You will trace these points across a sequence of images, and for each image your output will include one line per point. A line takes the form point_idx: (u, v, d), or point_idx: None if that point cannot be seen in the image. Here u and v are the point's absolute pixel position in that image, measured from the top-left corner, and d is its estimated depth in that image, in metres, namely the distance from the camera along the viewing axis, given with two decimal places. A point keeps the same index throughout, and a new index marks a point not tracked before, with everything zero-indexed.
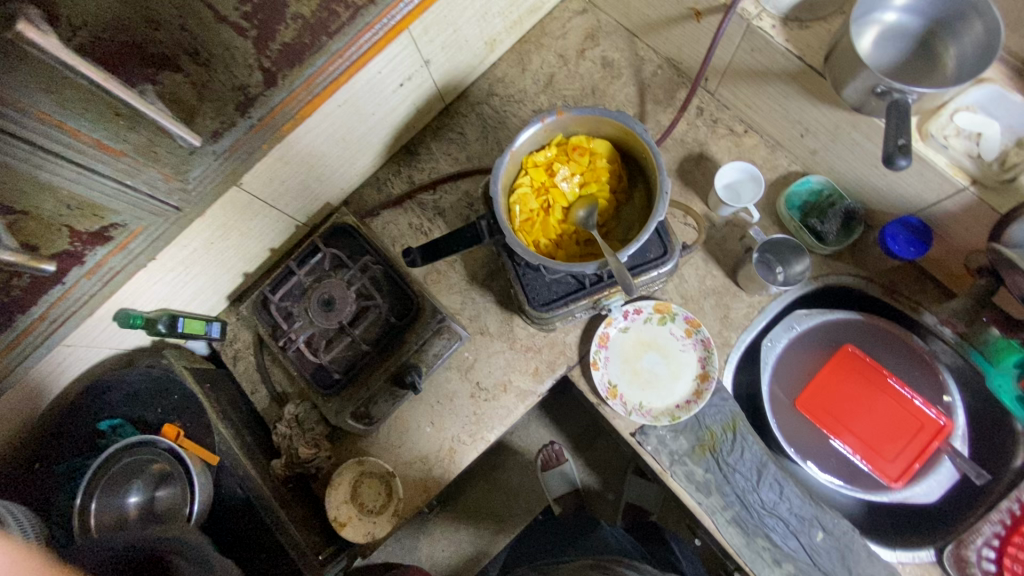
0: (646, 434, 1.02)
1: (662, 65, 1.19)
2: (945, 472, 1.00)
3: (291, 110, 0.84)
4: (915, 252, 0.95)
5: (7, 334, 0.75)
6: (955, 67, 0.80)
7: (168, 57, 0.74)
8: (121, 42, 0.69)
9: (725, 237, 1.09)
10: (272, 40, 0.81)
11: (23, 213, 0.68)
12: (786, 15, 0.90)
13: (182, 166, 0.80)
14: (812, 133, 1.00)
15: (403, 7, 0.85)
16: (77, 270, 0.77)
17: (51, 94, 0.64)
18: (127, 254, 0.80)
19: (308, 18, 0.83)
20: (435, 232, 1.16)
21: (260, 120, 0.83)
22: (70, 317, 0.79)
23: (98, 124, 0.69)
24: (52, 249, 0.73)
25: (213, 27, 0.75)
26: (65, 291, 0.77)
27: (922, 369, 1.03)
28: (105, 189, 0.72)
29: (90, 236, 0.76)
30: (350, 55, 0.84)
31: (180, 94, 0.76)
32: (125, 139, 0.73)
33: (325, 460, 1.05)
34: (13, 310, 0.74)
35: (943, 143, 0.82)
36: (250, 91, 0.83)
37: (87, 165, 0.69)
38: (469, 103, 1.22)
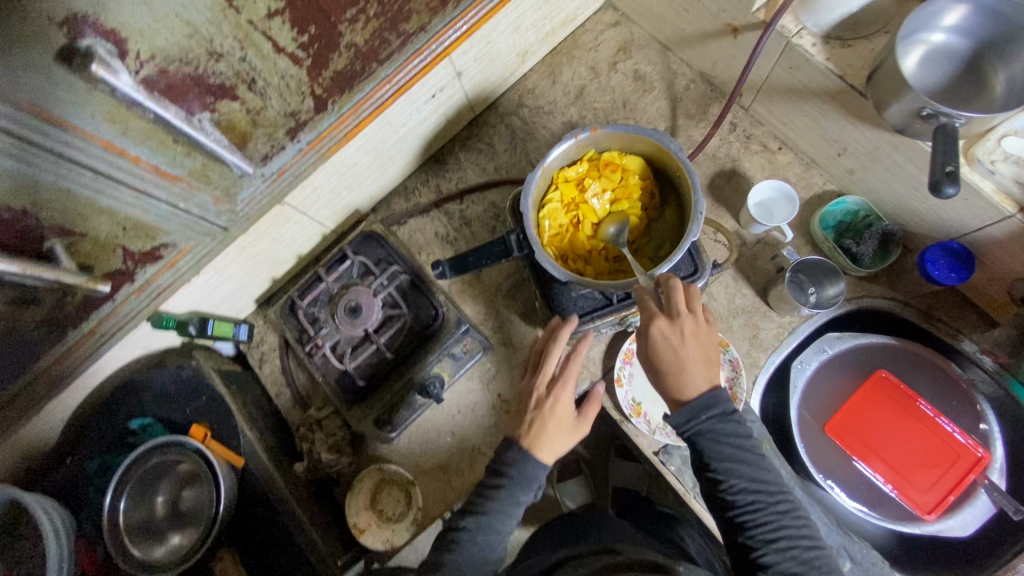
0: (670, 454, 1.00)
1: (695, 79, 1.18)
2: (982, 507, 0.94)
3: (337, 135, 0.80)
4: (956, 278, 0.92)
5: (56, 351, 0.74)
6: (1005, 91, 0.78)
7: (225, 87, 0.71)
8: (183, 74, 0.67)
9: (756, 256, 1.08)
10: (325, 67, 0.78)
11: (79, 235, 0.68)
12: (827, 33, 0.88)
13: (231, 188, 0.77)
14: (850, 153, 0.98)
15: (449, 32, 0.82)
16: (128, 287, 0.75)
17: (114, 123, 0.64)
18: (175, 272, 0.77)
19: (361, 45, 0.80)
20: (462, 242, 1.16)
21: (308, 145, 0.78)
22: (115, 333, 0.77)
23: (158, 150, 0.68)
24: (106, 267, 0.73)
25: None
26: (113, 308, 0.75)
27: (960, 398, 0.99)
28: (159, 211, 0.72)
29: (142, 255, 0.75)
30: (398, 81, 0.81)
31: (235, 120, 0.73)
32: (182, 164, 0.71)
33: (347, 466, 1.07)
34: (65, 324, 0.73)
35: (990, 168, 0.79)
36: (299, 117, 0.79)
37: (145, 190, 0.69)
38: (498, 114, 1.22)
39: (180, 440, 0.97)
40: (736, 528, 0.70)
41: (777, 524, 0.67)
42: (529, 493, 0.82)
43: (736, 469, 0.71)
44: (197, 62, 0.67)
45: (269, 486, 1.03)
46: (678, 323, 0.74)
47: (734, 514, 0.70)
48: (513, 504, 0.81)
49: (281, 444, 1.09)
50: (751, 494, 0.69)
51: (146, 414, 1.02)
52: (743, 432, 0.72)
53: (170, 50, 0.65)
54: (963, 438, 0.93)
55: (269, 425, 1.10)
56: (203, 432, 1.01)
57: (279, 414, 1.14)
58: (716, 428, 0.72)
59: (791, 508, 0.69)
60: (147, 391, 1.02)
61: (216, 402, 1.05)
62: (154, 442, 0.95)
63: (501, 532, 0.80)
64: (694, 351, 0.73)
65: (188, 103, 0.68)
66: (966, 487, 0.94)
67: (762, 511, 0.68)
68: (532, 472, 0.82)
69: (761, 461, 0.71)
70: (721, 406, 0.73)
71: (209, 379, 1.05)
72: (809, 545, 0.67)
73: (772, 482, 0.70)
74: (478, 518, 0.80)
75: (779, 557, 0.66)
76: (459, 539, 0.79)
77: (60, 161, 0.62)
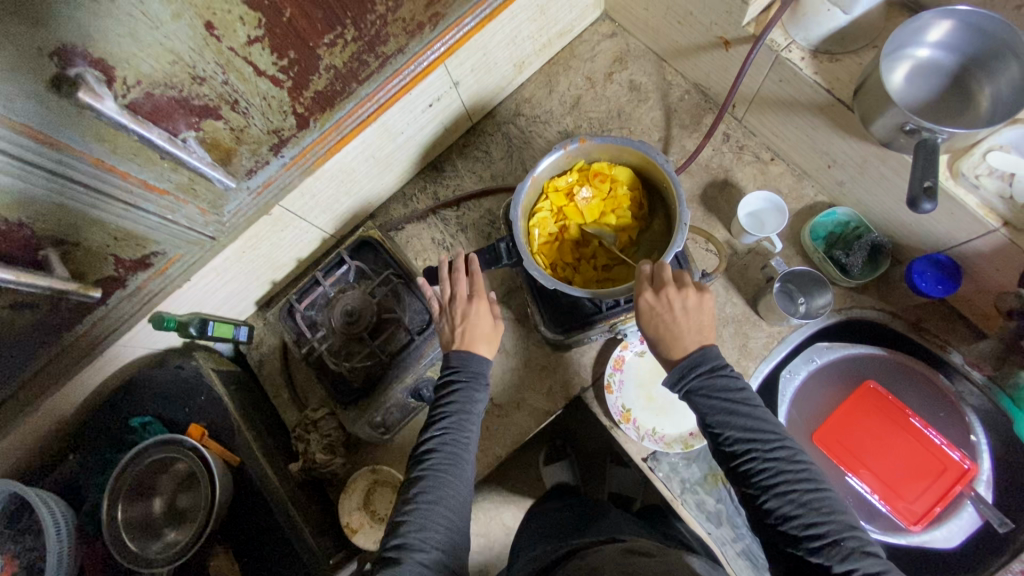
0: (658, 460, 1.02)
1: (690, 90, 1.19)
2: (968, 518, 0.94)
3: (321, 149, 0.84)
4: (943, 290, 0.93)
5: (52, 350, 0.77)
6: (989, 107, 0.79)
7: (210, 108, 0.69)
8: (168, 98, 0.64)
9: (747, 265, 1.09)
10: (306, 88, 0.77)
11: (73, 244, 0.69)
12: (815, 47, 0.89)
13: (218, 201, 0.80)
14: (840, 165, 0.99)
15: (428, 53, 0.88)
16: (119, 293, 0.79)
17: (104, 143, 0.63)
18: (165, 279, 0.82)
19: (341, 68, 0.79)
20: (457, 248, 1.19)
21: (292, 159, 0.83)
22: (109, 335, 0.80)
23: (145, 167, 0.69)
24: (98, 275, 0.74)
25: (253, 80, 0.70)
26: (105, 312, 0.79)
27: (949, 410, 0.99)
28: (149, 223, 0.73)
29: (133, 263, 0.77)
30: (379, 98, 0.85)
31: (220, 138, 0.73)
32: (169, 179, 0.72)
33: (341, 466, 1.09)
34: (61, 328, 0.76)
35: (974, 182, 0.80)
36: (282, 134, 0.80)
37: (134, 205, 0.70)
38: (495, 123, 1.24)
39: (176, 439, 0.98)
40: (738, 479, 0.67)
41: (776, 470, 0.64)
42: (484, 395, 0.81)
43: (731, 417, 0.67)
44: (181, 86, 0.64)
45: (265, 485, 1.05)
46: (666, 293, 0.72)
47: (734, 466, 0.66)
48: (470, 406, 0.78)
49: (277, 444, 1.12)
50: (748, 444, 0.66)
51: (145, 412, 1.05)
52: (735, 384, 0.69)
53: (154, 76, 0.61)
54: (951, 451, 0.93)
55: (266, 425, 1.12)
56: (200, 432, 1.04)
57: (276, 414, 1.16)
58: (706, 383, 0.69)
59: (790, 453, 0.65)
60: (147, 390, 1.05)
61: (214, 402, 1.08)
62: (150, 441, 0.97)
63: (469, 436, 0.77)
64: (685, 320, 0.71)
65: (171, 123, 0.66)
66: (952, 498, 0.94)
67: (759, 459, 0.65)
68: (477, 370, 0.81)
69: (757, 410, 0.68)
70: (710, 360, 0.70)
71: (208, 380, 1.07)
72: (811, 488, 0.63)
73: (769, 429, 0.67)
74: (442, 427, 0.77)
75: (780, 501, 0.62)
76: (433, 452, 0.75)
77: (48, 178, 0.61)
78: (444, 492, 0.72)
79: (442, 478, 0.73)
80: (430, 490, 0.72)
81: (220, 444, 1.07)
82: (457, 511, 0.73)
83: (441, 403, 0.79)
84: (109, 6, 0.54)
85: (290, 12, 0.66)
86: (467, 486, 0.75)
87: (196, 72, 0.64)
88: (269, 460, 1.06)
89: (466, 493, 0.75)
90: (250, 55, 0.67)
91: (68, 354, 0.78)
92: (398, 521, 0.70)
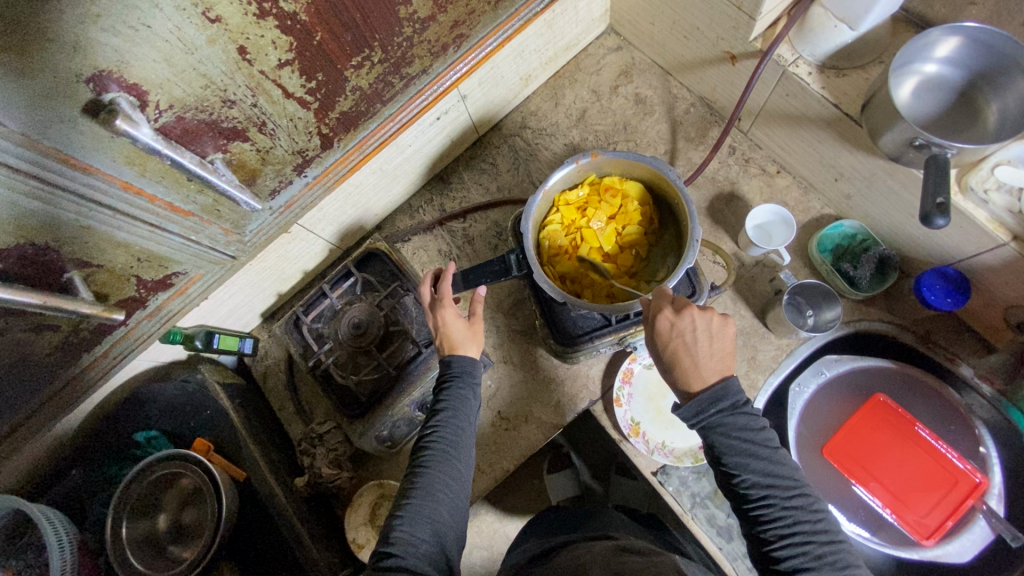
0: (668, 474, 1.01)
1: (695, 103, 1.20)
2: (980, 532, 0.94)
3: (343, 169, 0.85)
4: (952, 303, 0.93)
5: (69, 373, 0.74)
6: (996, 122, 0.79)
7: (239, 130, 0.67)
8: (200, 121, 0.63)
9: (755, 278, 1.09)
10: (332, 109, 0.76)
11: (98, 267, 0.66)
12: (822, 63, 0.90)
13: (241, 220, 0.79)
14: (847, 178, 0.99)
15: (451, 73, 0.90)
16: (140, 312, 0.76)
17: (133, 166, 0.61)
18: (185, 298, 0.80)
19: (366, 89, 0.79)
20: (464, 260, 1.18)
21: (315, 178, 0.83)
22: (127, 355, 0.79)
23: (173, 189, 0.67)
24: (120, 296, 0.72)
25: (281, 102, 0.69)
26: (126, 333, 0.76)
27: (959, 423, 0.99)
28: (172, 244, 0.71)
29: (155, 283, 0.75)
30: (402, 119, 0.87)
31: (246, 160, 0.72)
32: (195, 201, 0.70)
33: (347, 480, 1.08)
34: (79, 350, 0.73)
35: (983, 197, 0.80)
36: (307, 154, 0.79)
37: (159, 226, 0.68)
38: (502, 135, 1.25)
39: (183, 454, 0.98)
40: (750, 521, 0.66)
41: (791, 518, 0.63)
42: (476, 387, 0.81)
43: (749, 459, 0.66)
44: (211, 109, 0.63)
45: (270, 500, 1.04)
46: (686, 316, 0.72)
47: (748, 508, 0.66)
48: (463, 399, 0.79)
49: (282, 458, 1.10)
50: (765, 489, 0.65)
51: (151, 427, 1.06)
52: (755, 425, 0.68)
53: (186, 99, 0.60)
54: (963, 464, 0.92)
55: (271, 439, 1.11)
56: (205, 446, 1.04)
57: (280, 428, 1.15)
58: (727, 423, 0.68)
59: (806, 502, 0.65)
60: (152, 404, 1.04)
61: (220, 416, 1.07)
62: (157, 455, 0.97)
63: (463, 429, 0.78)
64: (706, 345, 0.71)
65: (200, 146, 0.65)
66: (964, 512, 0.94)
67: (776, 506, 0.64)
68: (466, 362, 0.82)
69: (776, 453, 0.67)
70: (732, 398, 0.69)
71: (213, 393, 1.05)
72: (825, 540, 0.62)
73: (787, 475, 0.66)
74: (439, 426, 0.77)
75: (792, 550, 0.62)
76: (429, 452, 0.75)
77: (75, 202, 0.59)
78: (438, 487, 0.73)
79: (438, 473, 0.73)
80: (425, 488, 0.72)
81: (225, 458, 1.06)
82: (447, 505, 0.72)
83: (440, 403, 0.79)
84: (145, 32, 0.53)
85: (321, 36, 0.67)
86: (461, 479, 0.75)
87: (227, 95, 0.63)
88: (274, 474, 1.05)
89: (460, 487, 0.75)
90: (279, 77, 0.66)
91: (84, 378, 0.75)
92: (393, 516, 0.70)
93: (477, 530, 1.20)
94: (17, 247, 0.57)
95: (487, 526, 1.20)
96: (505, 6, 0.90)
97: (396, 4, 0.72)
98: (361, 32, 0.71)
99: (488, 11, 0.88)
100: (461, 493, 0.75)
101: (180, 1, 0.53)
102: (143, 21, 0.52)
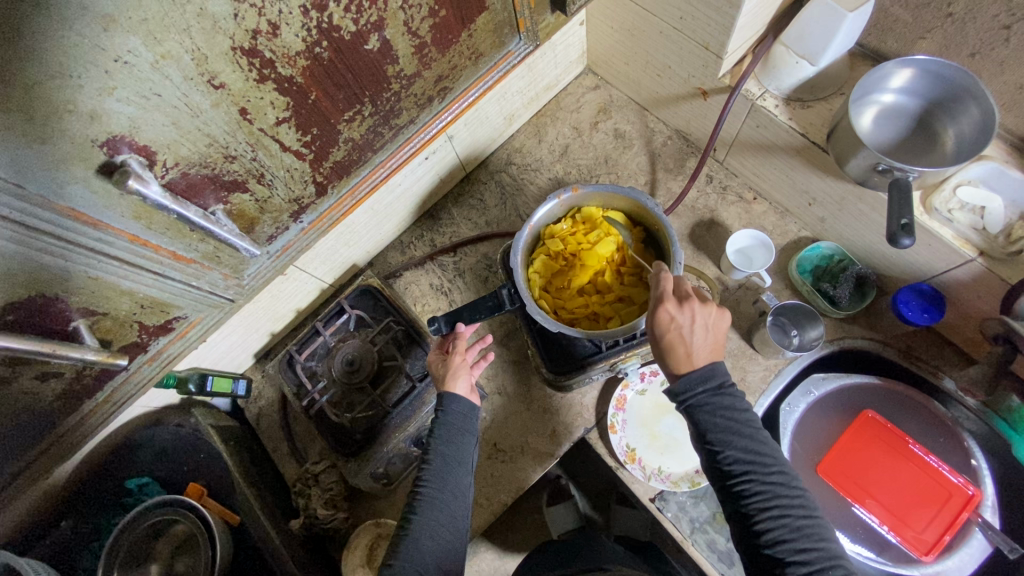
0: (666, 500, 1.01)
1: (672, 136, 1.25)
2: (978, 546, 0.93)
3: (338, 213, 0.88)
4: (930, 318, 0.96)
5: (70, 419, 0.74)
6: (954, 146, 0.85)
7: (239, 182, 0.70)
8: (203, 176, 0.65)
9: (739, 300, 1.12)
10: (328, 159, 0.79)
11: (102, 314, 0.67)
12: (788, 96, 0.96)
13: (240, 265, 0.80)
14: (819, 202, 1.04)
15: (438, 122, 0.94)
16: (141, 357, 0.76)
17: (140, 221, 0.63)
18: (185, 341, 0.80)
19: (359, 139, 0.82)
20: (455, 293, 1.20)
21: (312, 223, 0.86)
22: (126, 401, 0.78)
23: (176, 239, 0.69)
24: (123, 342, 0.72)
25: (278, 155, 0.72)
26: (126, 377, 0.76)
27: (947, 436, 1.00)
28: (173, 289, 0.72)
29: (156, 328, 0.75)
30: (394, 164, 0.91)
31: (246, 208, 0.74)
32: (196, 248, 0.72)
33: (343, 521, 1.06)
34: (81, 396, 0.73)
35: (948, 216, 0.85)
36: (303, 202, 0.82)
37: (162, 273, 0.69)
38: (488, 172, 1.29)
39: (177, 499, 0.96)
40: (730, 498, 0.68)
41: (770, 493, 0.66)
42: (470, 434, 0.81)
43: (732, 435, 0.68)
44: (214, 164, 0.66)
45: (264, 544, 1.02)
46: (687, 310, 0.72)
47: (729, 484, 0.68)
48: (455, 447, 0.79)
49: (277, 500, 1.09)
50: (747, 465, 0.67)
51: (142, 474, 1.05)
52: (739, 405, 0.70)
53: (192, 157, 0.63)
54: (954, 477, 0.94)
55: (265, 481, 1.09)
56: (198, 492, 1.05)
57: (275, 470, 1.13)
58: (712, 401, 0.69)
59: (785, 479, 0.67)
60: (146, 448, 1.03)
61: (213, 459, 1.06)
62: (152, 501, 0.95)
63: (454, 469, 0.77)
64: (700, 337, 0.71)
65: (202, 199, 0.68)
66: (961, 527, 0.94)
67: (757, 480, 0.66)
68: (459, 413, 0.81)
69: (758, 432, 0.69)
70: (718, 380, 0.70)
71: (206, 436, 1.04)
72: (801, 514, 0.65)
73: (768, 454, 0.68)
74: (429, 471, 0.77)
75: (772, 524, 0.64)
76: (419, 497, 0.75)
77: (84, 253, 0.60)
78: (426, 534, 0.73)
79: (427, 520, 0.73)
80: (415, 534, 0.72)
81: (218, 503, 1.05)
82: (441, 553, 0.73)
83: (432, 442, 0.79)
84: (155, 100, 0.56)
85: (317, 95, 0.70)
86: (454, 526, 0.75)
87: (228, 152, 0.66)
88: (268, 517, 1.03)
89: (452, 535, 0.74)
90: (278, 133, 0.70)
91: (83, 423, 0.75)
92: (384, 565, 0.70)
93: (476, 570, 1.16)
94: (28, 299, 0.58)
95: (487, 564, 1.16)
96: (485, 60, 0.94)
97: (384, 65, 0.76)
98: (353, 91, 0.75)
99: (469, 65, 0.92)
100: (454, 540, 0.75)
101: (189, 72, 0.56)
102: (154, 90, 0.55)
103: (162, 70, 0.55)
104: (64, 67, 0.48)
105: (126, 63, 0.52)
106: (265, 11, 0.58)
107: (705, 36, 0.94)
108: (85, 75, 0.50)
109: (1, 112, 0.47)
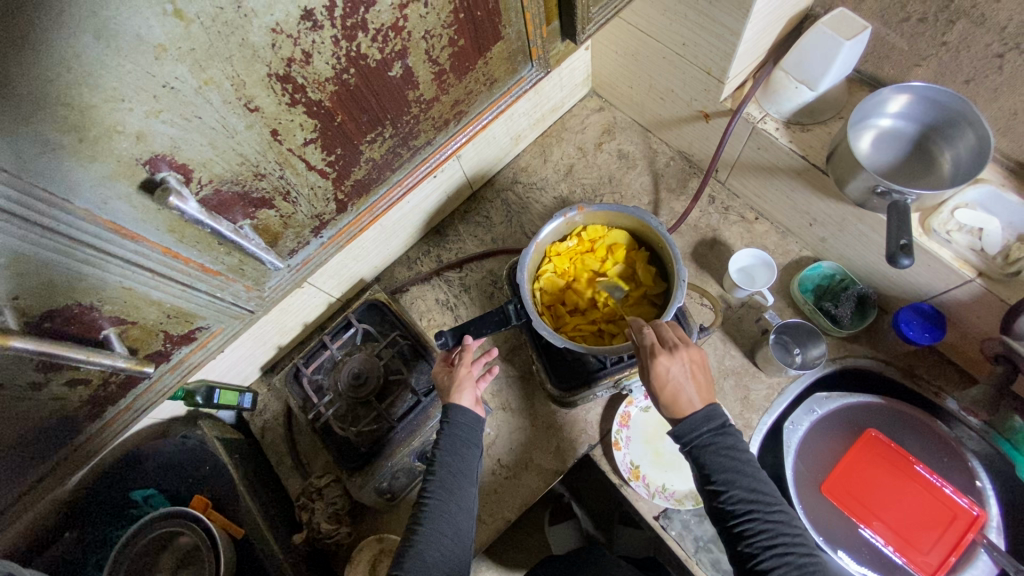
0: (670, 518, 1.01)
1: (674, 156, 1.28)
2: (984, 567, 0.92)
3: (355, 229, 0.90)
4: (930, 338, 0.96)
5: (91, 426, 0.75)
6: (951, 170, 0.87)
7: (266, 199, 0.73)
8: (231, 193, 0.68)
9: (742, 318, 1.13)
10: (348, 177, 0.82)
11: (130, 323, 0.68)
12: (788, 119, 0.99)
13: (261, 278, 0.81)
14: (820, 223, 1.06)
15: (451, 143, 0.97)
16: (164, 365, 0.78)
17: (172, 234, 0.65)
18: (206, 351, 0.81)
19: (377, 159, 0.85)
20: (460, 309, 1.22)
21: (328, 238, 0.88)
22: (151, 406, 0.80)
23: (205, 252, 0.71)
24: (147, 350, 0.73)
25: (304, 173, 0.74)
26: (149, 385, 0.77)
27: (951, 456, 1.01)
28: (198, 300, 0.74)
29: (179, 338, 0.76)
30: (408, 183, 0.93)
31: (269, 224, 0.76)
32: (223, 261, 0.74)
33: (346, 536, 1.06)
34: (104, 403, 0.74)
35: (946, 237, 0.87)
36: (323, 218, 0.84)
37: (191, 285, 0.71)
38: (494, 190, 1.32)
39: (182, 510, 0.96)
40: (734, 538, 0.70)
41: (773, 531, 0.68)
42: (476, 446, 0.82)
43: (735, 475, 0.70)
44: (244, 182, 0.68)
45: (269, 557, 1.01)
46: (679, 357, 0.74)
47: (733, 524, 0.69)
48: (462, 459, 0.80)
49: (281, 513, 1.08)
50: (749, 504, 0.69)
51: (148, 484, 1.07)
52: (740, 445, 0.72)
53: (224, 175, 0.65)
54: (960, 498, 0.93)
55: (270, 495, 1.09)
56: (203, 503, 1.04)
57: (279, 482, 1.14)
58: (716, 442, 0.72)
59: (785, 517, 0.69)
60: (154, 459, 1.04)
61: (220, 471, 1.06)
62: (158, 512, 0.96)
63: (460, 482, 0.78)
64: (695, 383, 0.74)
65: (231, 215, 0.70)
66: (966, 549, 0.94)
67: (759, 519, 0.68)
68: (465, 424, 0.82)
69: (758, 472, 0.72)
70: (721, 420, 0.73)
71: (213, 448, 1.05)
72: (803, 552, 0.67)
73: (768, 492, 0.71)
74: (434, 482, 0.78)
75: (776, 562, 0.66)
76: (425, 509, 0.76)
77: (119, 263, 0.62)
78: (432, 546, 0.73)
79: (432, 531, 0.74)
80: (419, 545, 0.73)
81: (225, 515, 1.05)
82: (446, 566, 0.73)
83: (438, 454, 0.80)
84: (196, 122, 0.58)
85: (341, 118, 0.73)
86: (460, 538, 0.76)
87: (258, 170, 0.68)
88: (272, 530, 1.03)
89: (457, 546, 0.75)
90: (304, 153, 0.72)
91: (105, 431, 0.76)
92: None
93: None
94: (63, 308, 0.60)
95: None
96: (499, 85, 0.97)
97: (405, 90, 0.79)
98: (376, 114, 0.77)
99: (484, 91, 0.95)
100: (459, 552, 0.75)
101: (228, 96, 0.59)
102: (195, 114, 0.58)
103: (205, 95, 0.57)
104: (117, 91, 0.51)
105: (172, 89, 0.54)
106: (299, 41, 0.60)
107: (707, 61, 0.97)
108: (135, 99, 0.53)
109: (54, 131, 0.49)
